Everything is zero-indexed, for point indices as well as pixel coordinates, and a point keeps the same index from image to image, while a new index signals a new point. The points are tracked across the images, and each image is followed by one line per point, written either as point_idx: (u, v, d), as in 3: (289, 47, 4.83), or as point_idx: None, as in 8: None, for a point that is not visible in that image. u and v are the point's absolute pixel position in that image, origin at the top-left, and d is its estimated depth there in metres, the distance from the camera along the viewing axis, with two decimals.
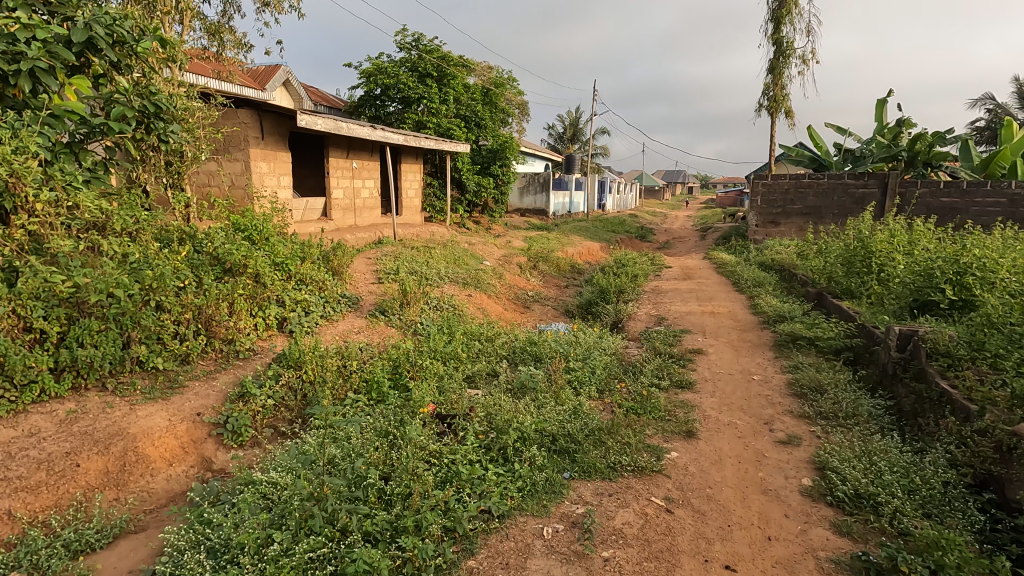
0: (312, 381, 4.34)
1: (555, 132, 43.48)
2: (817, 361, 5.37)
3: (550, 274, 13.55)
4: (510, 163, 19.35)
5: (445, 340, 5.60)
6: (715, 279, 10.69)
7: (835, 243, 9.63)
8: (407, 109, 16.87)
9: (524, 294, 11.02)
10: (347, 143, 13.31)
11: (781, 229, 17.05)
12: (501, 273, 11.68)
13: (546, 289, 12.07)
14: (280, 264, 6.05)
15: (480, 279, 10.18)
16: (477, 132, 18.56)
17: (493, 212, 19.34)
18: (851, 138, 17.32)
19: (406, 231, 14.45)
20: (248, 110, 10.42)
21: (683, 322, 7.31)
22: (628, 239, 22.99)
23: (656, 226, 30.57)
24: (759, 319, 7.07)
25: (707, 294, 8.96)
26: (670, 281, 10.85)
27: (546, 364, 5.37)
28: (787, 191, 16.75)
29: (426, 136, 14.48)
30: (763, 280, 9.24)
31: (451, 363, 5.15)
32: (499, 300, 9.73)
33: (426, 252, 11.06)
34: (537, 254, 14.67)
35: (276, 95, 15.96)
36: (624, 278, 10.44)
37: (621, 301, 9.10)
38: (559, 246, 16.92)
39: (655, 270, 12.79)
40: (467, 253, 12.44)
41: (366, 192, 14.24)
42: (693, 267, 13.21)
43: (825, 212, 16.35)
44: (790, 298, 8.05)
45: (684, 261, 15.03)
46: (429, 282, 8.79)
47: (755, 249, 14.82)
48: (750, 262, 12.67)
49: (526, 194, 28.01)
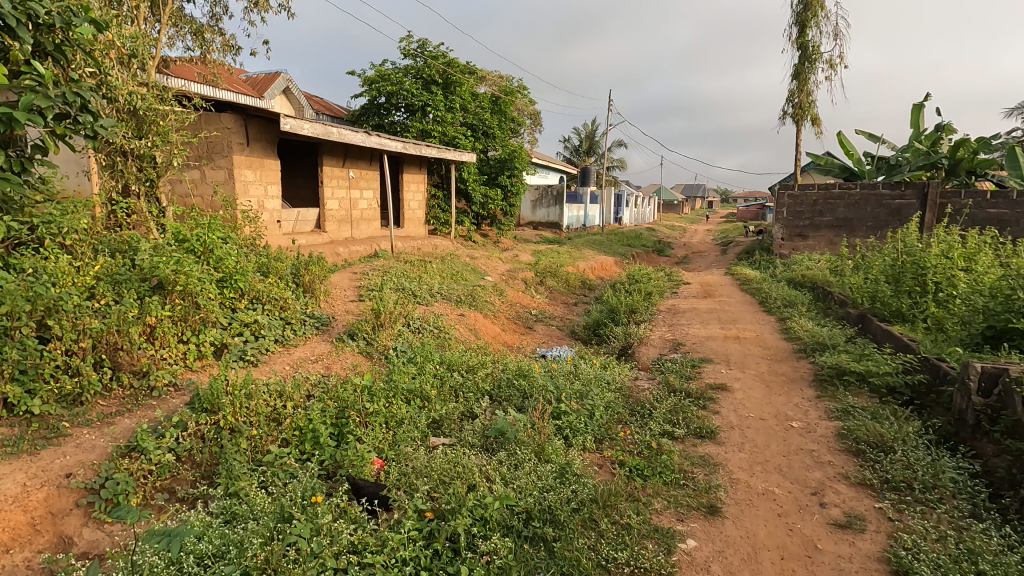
0: (230, 429, 3.44)
1: (570, 145, 42.73)
2: (872, 404, 4.31)
3: (559, 290, 12.59)
4: (520, 173, 18.52)
5: (412, 372, 4.69)
6: (739, 298, 9.61)
7: (876, 259, 8.52)
8: (411, 117, 16.19)
9: (527, 312, 10.07)
10: (344, 151, 12.61)
11: (810, 242, 15.86)
12: (503, 289, 10.76)
13: (553, 307, 11.10)
14: (229, 280, 5.22)
15: (477, 295, 9.26)
16: (485, 141, 17.79)
17: (500, 225, 18.47)
18: (885, 145, 16.14)
19: (406, 244, 13.66)
20: (231, 114, 9.74)
21: (703, 349, 6.29)
22: (644, 253, 21.90)
23: (674, 240, 29.39)
24: (792, 347, 6.02)
25: (730, 315, 7.90)
26: (688, 299, 9.81)
27: (532, 404, 4.41)
28: (816, 202, 15.62)
29: (427, 145, 13.76)
30: (794, 300, 8.15)
31: (413, 403, 4.23)
32: (497, 319, 8.78)
33: (420, 266, 10.22)
34: (545, 268, 13.75)
35: (276, 102, 15.42)
36: (637, 295, 9.42)
37: (632, 322, 8.10)
38: (570, 260, 15.97)
39: (672, 287, 11.74)
40: (468, 267, 11.57)
41: (364, 203, 13.51)
42: (714, 284, 12.12)
43: (858, 224, 15.17)
44: (828, 321, 6.97)
45: (704, 277, 13.93)
46: (416, 299, 7.90)
47: (782, 264, 13.67)
48: (777, 279, 11.55)
49: (538, 207, 27.15)
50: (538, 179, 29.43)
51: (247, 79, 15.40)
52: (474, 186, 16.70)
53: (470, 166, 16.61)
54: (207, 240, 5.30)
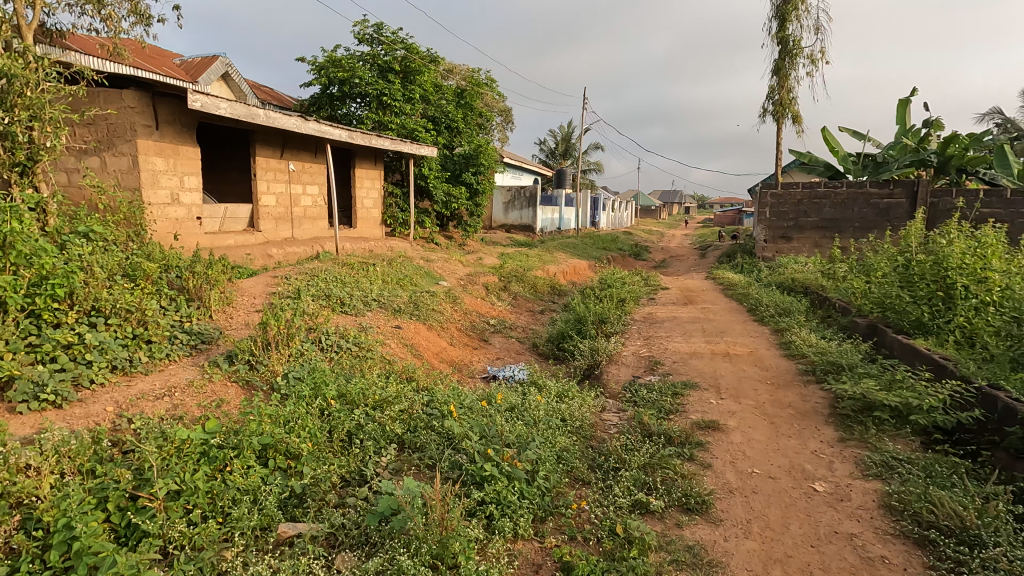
0: None
1: (546, 147, 41.70)
2: (919, 454, 3.13)
3: (524, 298, 11.32)
4: (487, 172, 17.25)
5: (282, 412, 3.35)
6: (723, 305, 8.46)
7: (879, 261, 7.44)
8: (366, 108, 14.83)
9: (485, 323, 8.77)
10: (282, 140, 11.18)
11: (794, 244, 14.92)
12: (458, 295, 9.46)
13: (515, 316, 9.83)
14: (47, 284, 3.84)
15: (424, 302, 7.92)
16: (447, 136, 16.50)
17: (465, 227, 17.14)
18: (871, 142, 15.30)
19: (355, 245, 12.26)
20: (135, 92, 8.27)
21: (684, 370, 5.07)
22: (619, 257, 20.78)
23: (651, 244, 28.41)
24: (795, 368, 4.83)
25: (716, 326, 6.70)
26: (666, 306, 8.65)
27: (448, 459, 3.13)
28: (801, 201, 14.68)
29: (379, 135, 12.44)
30: (788, 307, 7.01)
31: (271, 465, 2.90)
32: (445, 332, 7.45)
33: (361, 270, 8.87)
34: (510, 273, 12.48)
35: (213, 88, 14.00)
36: (609, 300, 8.20)
37: (602, 335, 6.85)
38: (540, 264, 14.73)
39: (649, 292, 10.57)
40: (420, 271, 10.23)
41: (308, 200, 12.10)
42: (695, 289, 10.98)
43: (844, 225, 14.28)
44: (832, 333, 5.84)
45: (683, 282, 12.81)
46: (343, 309, 6.58)
47: (766, 268, 12.65)
48: (764, 284, 10.47)
49: (511, 209, 25.93)
50: (511, 181, 28.18)
51: (181, 63, 13.88)
52: (436, 183, 15.37)
53: (432, 162, 15.28)
54: (8, 228, 3.66)
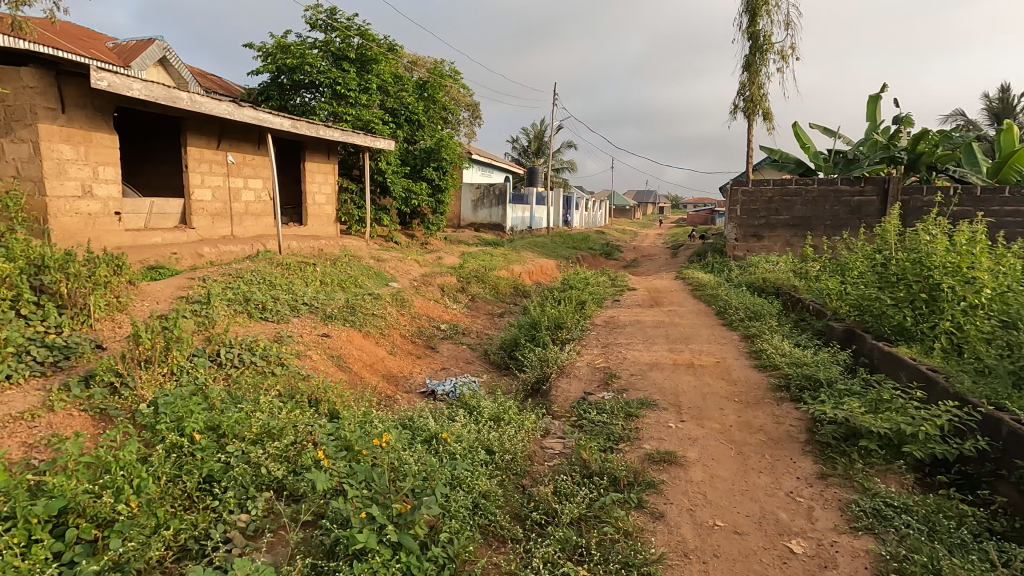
0: None
1: (519, 146, 41.09)
2: (916, 497, 2.54)
3: (483, 300, 10.61)
4: (450, 168, 16.49)
5: (91, 464, 2.56)
6: (691, 308, 7.88)
7: (854, 260, 6.94)
8: (319, 98, 13.94)
9: (436, 329, 8.03)
10: (219, 129, 10.26)
11: (765, 243, 14.54)
12: (407, 298, 8.71)
13: (471, 320, 9.11)
14: None
15: (364, 306, 7.15)
16: (408, 130, 15.69)
17: (428, 225, 16.34)
18: (841, 139, 15.02)
19: (303, 243, 11.38)
20: (34, 68, 7.29)
21: (643, 384, 4.42)
22: (589, 257, 20.22)
23: (623, 244, 27.98)
24: (767, 382, 4.22)
25: (681, 332, 6.10)
26: (631, 309, 8.03)
27: (293, 541, 2.36)
28: (771, 198, 14.30)
29: (329, 125, 11.60)
30: (759, 309, 6.44)
31: (33, 562, 2.09)
32: (386, 340, 6.70)
33: (299, 270, 8.05)
34: (470, 273, 11.76)
35: (148, 74, 12.90)
36: (569, 302, 7.55)
37: (557, 342, 6.19)
38: (504, 263, 14.03)
39: (615, 293, 9.97)
40: (369, 271, 9.45)
41: (250, 195, 11.18)
42: (663, 290, 10.41)
43: (816, 223, 13.94)
44: (807, 340, 5.27)
45: (652, 282, 12.26)
46: (261, 316, 5.78)
47: (737, 267, 12.17)
48: (735, 284, 9.95)
49: (480, 207, 25.18)
50: (480, 178, 27.43)
51: (114, 46, 12.80)
52: (394, 177, 14.55)
53: (390, 156, 14.45)
54: None
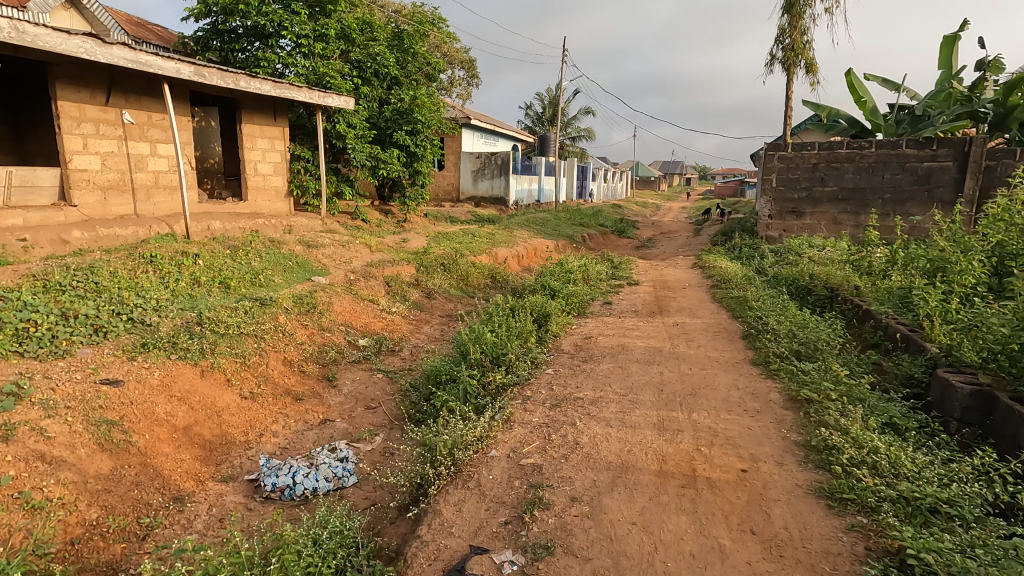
0: None
1: (532, 112, 38.16)
2: None
3: (441, 299, 8.37)
4: (430, 132, 14.04)
5: None
6: (704, 321, 5.52)
7: (963, 258, 4.46)
8: (266, 48, 11.64)
9: (350, 346, 5.86)
10: (108, 79, 8.12)
11: (805, 221, 11.93)
12: (324, 299, 6.54)
13: (412, 329, 6.91)
14: None
15: (228, 319, 4.97)
16: (378, 87, 13.27)
17: (403, 200, 14.05)
18: (907, 91, 12.14)
19: (228, 223, 9.31)
20: None
21: (584, 535, 2.19)
22: (596, 235, 17.73)
23: (639, 219, 25.23)
24: (850, 558, 1.94)
25: (682, 377, 3.80)
26: (621, 321, 5.72)
27: None
28: (817, 166, 11.65)
29: (259, 76, 9.35)
30: (813, 334, 4.07)
31: None
32: (244, 376, 4.55)
33: (167, 264, 5.93)
34: (434, 260, 9.55)
35: (55, 17, 10.73)
36: (530, 312, 5.26)
37: (485, 390, 3.93)
38: (485, 246, 11.73)
39: (608, 291, 7.61)
40: (285, 264, 7.30)
41: (162, 164, 9.09)
42: (673, 285, 8.01)
43: (871, 196, 11.25)
44: (906, 416, 2.93)
45: (662, 271, 9.87)
46: (9, 351, 3.68)
47: (770, 254, 9.69)
48: (768, 280, 7.47)
49: (480, 179, 22.70)
50: (484, 146, 24.84)
51: None
52: (357, 143, 12.23)
53: (350, 117, 12.09)
54: None
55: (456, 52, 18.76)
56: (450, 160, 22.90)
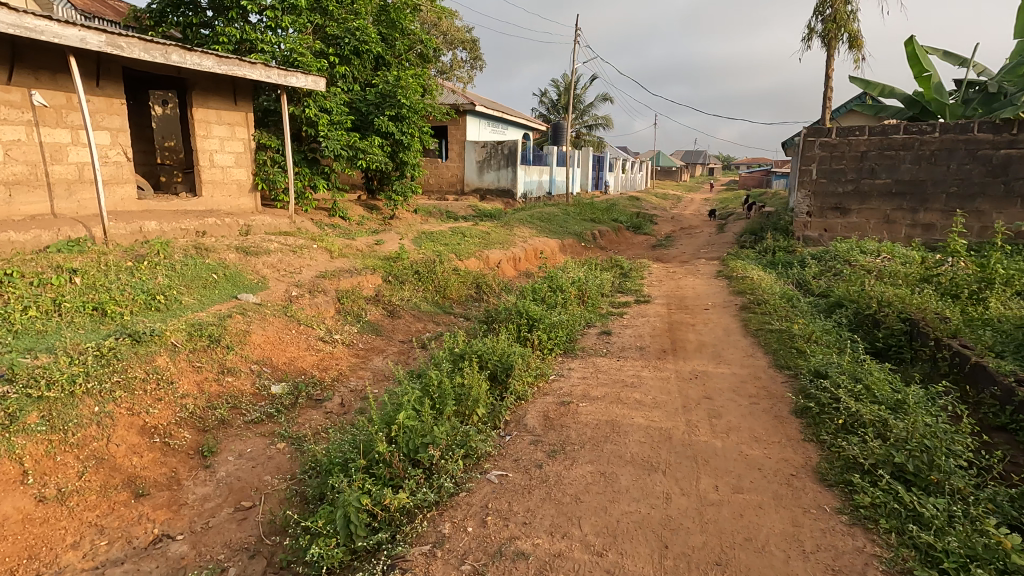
0: None
1: (547, 100, 36.37)
2: None
3: (406, 318, 6.87)
4: (419, 118, 12.41)
5: None
6: (736, 374, 3.92)
7: None
8: (226, 22, 10.24)
9: (255, 397, 4.41)
10: (10, 53, 6.77)
11: (851, 220, 10.15)
12: (239, 326, 5.10)
13: (356, 364, 5.42)
14: None
15: (61, 367, 3.57)
16: (357, 67, 11.71)
17: (389, 195, 12.53)
18: (976, 66, 10.22)
19: (166, 223, 7.97)
20: None
21: None
22: (608, 233, 16.04)
23: (657, 212, 23.39)
24: None
25: (702, 512, 2.27)
26: (618, 370, 4.15)
27: None
28: (866, 154, 9.86)
29: (199, 50, 7.92)
30: (920, 429, 2.48)
31: None
32: (58, 464, 3.17)
33: (22, 286, 4.54)
34: (407, 268, 8.07)
35: None
36: (488, 360, 3.71)
37: (380, 517, 2.44)
38: (475, 248, 10.21)
39: (610, 314, 6.02)
40: (205, 280, 5.88)
41: (88, 154, 7.75)
42: (693, 304, 6.39)
43: (933, 190, 9.47)
44: None
45: (680, 281, 8.24)
46: None
47: (812, 262, 8.00)
48: (818, 300, 5.79)
49: (485, 170, 21.12)
50: (492, 134, 23.19)
51: None
52: (328, 131, 10.68)
53: (320, 101, 10.56)
54: None
55: (456, 31, 17.16)
56: (454, 150, 21.32)
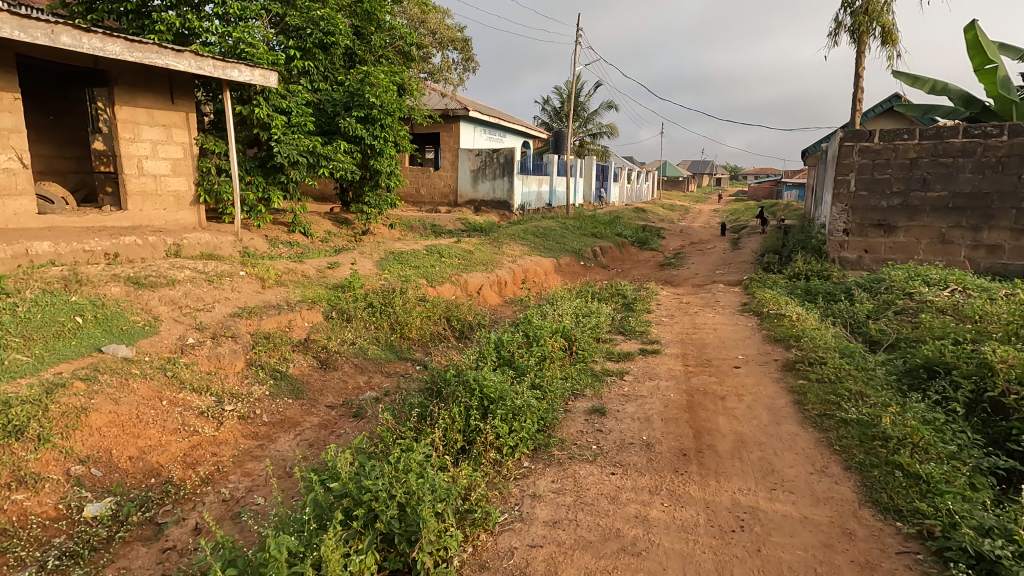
0: None
1: (549, 107, 34.98)
2: None
3: (344, 371, 5.33)
4: (395, 122, 10.94)
5: None
6: (807, 524, 2.34)
7: None
8: (166, 8, 8.82)
9: (51, 530, 2.90)
10: None
11: (897, 239, 8.59)
12: (74, 400, 3.56)
13: (247, 449, 3.88)
14: None
15: None
16: (323, 63, 10.28)
17: (360, 208, 11.05)
18: None
19: (64, 243, 6.49)
20: None
21: None
22: (610, 249, 14.49)
23: (665, 225, 21.84)
24: None
25: None
26: (612, 500, 2.59)
27: None
28: (916, 162, 8.31)
29: (104, 32, 6.46)
30: None
31: None
32: None
33: None
34: (357, 300, 6.54)
35: None
36: (384, 509, 2.15)
37: None
38: (452, 272, 8.70)
39: (606, 374, 4.47)
40: (60, 328, 4.38)
41: None
42: (718, 358, 4.81)
43: (1000, 205, 7.89)
44: None
45: (696, 316, 6.67)
46: None
47: (863, 295, 6.42)
48: (893, 361, 4.20)
49: (480, 179, 19.65)
50: (489, 142, 21.78)
51: None
52: (284, 135, 9.23)
53: (274, 100, 9.12)
54: None
55: (446, 29, 15.77)
56: (447, 158, 19.89)
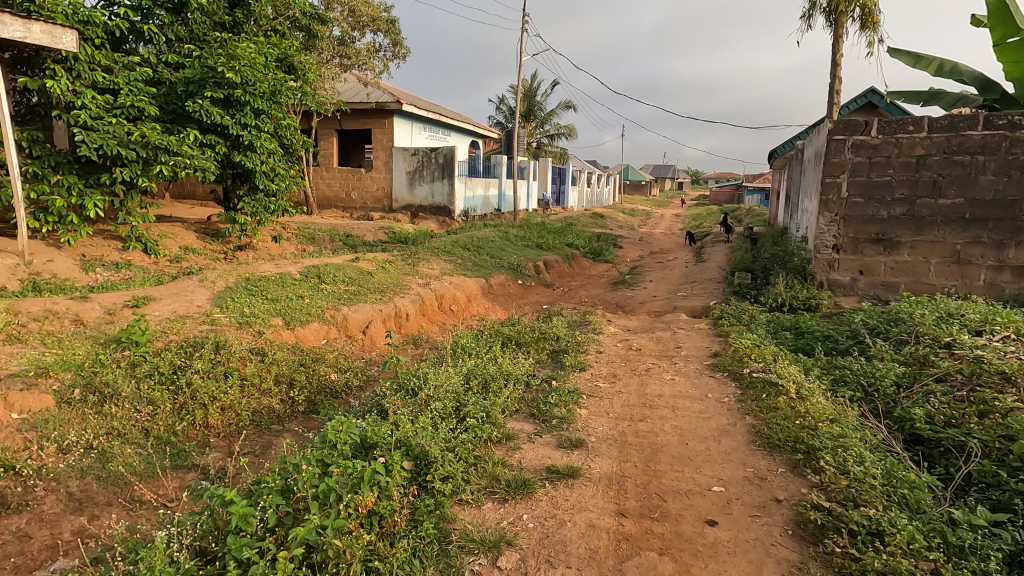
0: None
1: (504, 105, 32.91)
2: None
3: (37, 516, 3.05)
4: (276, 107, 8.61)
5: None
6: None
7: None
8: None
9: None
10: None
11: (899, 257, 6.78)
12: None
13: None
14: None
15: None
16: (172, 29, 7.93)
17: (231, 216, 8.64)
18: None
19: None
20: None
21: None
22: (557, 263, 12.45)
23: (624, 232, 20.03)
24: None
25: None
26: None
27: None
28: (924, 160, 6.53)
29: None
30: None
31: None
32: None
33: None
34: (133, 367, 4.23)
35: None
36: None
37: None
38: (328, 304, 6.45)
39: (466, 554, 2.32)
40: None
41: None
42: (678, 493, 2.75)
43: None
44: None
45: (648, 377, 4.63)
46: None
47: (882, 347, 4.50)
48: (1005, 528, 2.21)
49: (417, 181, 17.34)
50: (429, 140, 19.52)
51: None
52: (99, 118, 6.75)
53: (85, 69, 6.69)
54: None
55: (367, 6, 13.46)
56: (379, 158, 17.53)
